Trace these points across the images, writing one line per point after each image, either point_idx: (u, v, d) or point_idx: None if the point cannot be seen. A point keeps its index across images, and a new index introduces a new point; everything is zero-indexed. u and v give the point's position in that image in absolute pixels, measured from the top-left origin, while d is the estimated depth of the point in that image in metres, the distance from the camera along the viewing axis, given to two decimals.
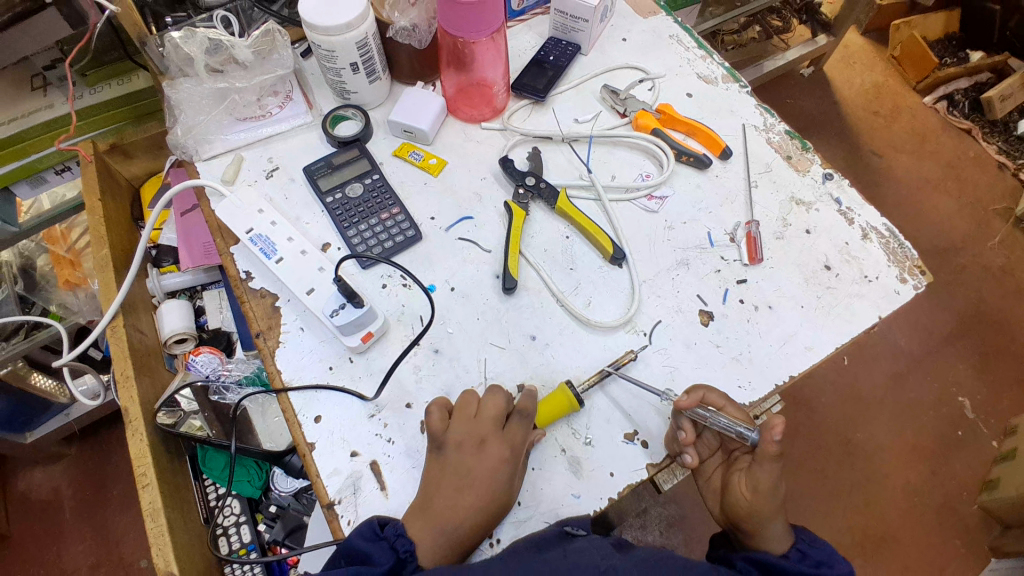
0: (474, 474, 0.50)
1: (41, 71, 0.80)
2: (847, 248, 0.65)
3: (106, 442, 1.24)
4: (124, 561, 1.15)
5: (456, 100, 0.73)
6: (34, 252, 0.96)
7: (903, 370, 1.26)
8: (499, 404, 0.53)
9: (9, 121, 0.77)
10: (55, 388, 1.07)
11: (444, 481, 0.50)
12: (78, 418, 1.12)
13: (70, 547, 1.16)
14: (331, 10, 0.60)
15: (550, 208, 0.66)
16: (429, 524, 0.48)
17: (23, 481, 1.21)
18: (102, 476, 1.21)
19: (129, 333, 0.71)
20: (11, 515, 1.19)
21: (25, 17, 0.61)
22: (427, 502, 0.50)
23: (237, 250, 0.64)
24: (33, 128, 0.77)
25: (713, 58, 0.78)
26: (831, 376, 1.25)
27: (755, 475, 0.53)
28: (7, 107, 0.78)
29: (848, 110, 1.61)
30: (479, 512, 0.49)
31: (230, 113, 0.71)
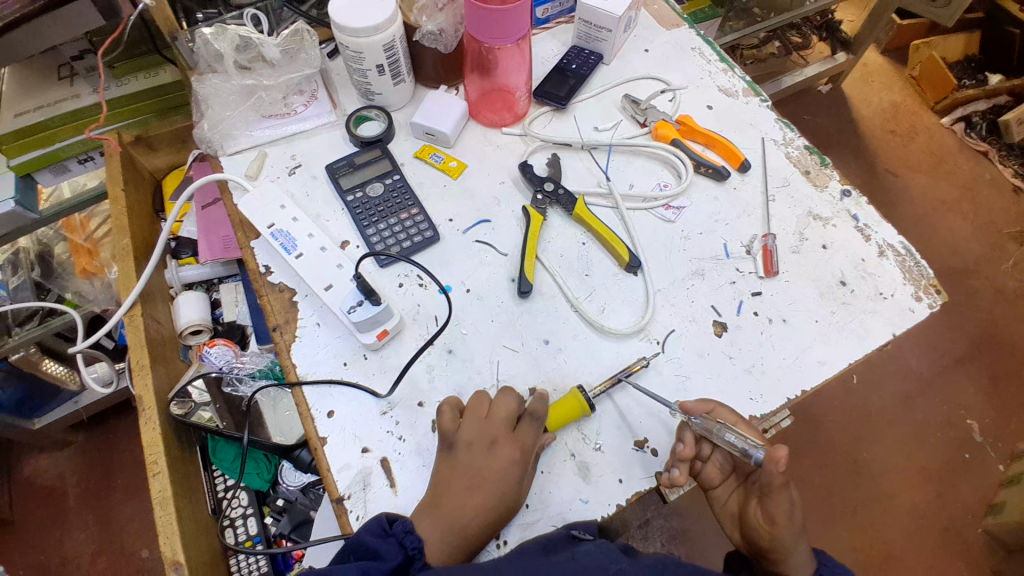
0: (484, 475, 0.50)
1: (68, 61, 0.82)
2: (864, 264, 0.65)
3: (114, 431, 1.25)
4: (126, 550, 1.15)
5: (478, 104, 0.74)
6: (53, 240, 0.99)
7: (913, 391, 1.25)
8: (509, 405, 0.54)
9: (36, 109, 0.79)
10: (65, 374, 1.09)
11: (455, 480, 0.50)
12: (87, 406, 1.13)
13: (73, 534, 1.17)
14: (362, 13, 0.61)
15: (568, 214, 0.66)
16: (439, 521, 0.49)
17: (29, 466, 1.23)
18: (108, 465, 1.23)
19: (147, 323, 0.72)
20: (17, 500, 1.20)
21: (56, 6, 0.62)
22: (437, 501, 0.50)
23: (257, 244, 0.65)
24: (58, 116, 0.79)
25: (735, 71, 0.78)
26: (840, 392, 1.25)
27: (771, 508, 0.53)
28: (34, 96, 0.81)
29: (866, 129, 1.61)
30: (489, 512, 0.49)
31: (256, 110, 0.72)
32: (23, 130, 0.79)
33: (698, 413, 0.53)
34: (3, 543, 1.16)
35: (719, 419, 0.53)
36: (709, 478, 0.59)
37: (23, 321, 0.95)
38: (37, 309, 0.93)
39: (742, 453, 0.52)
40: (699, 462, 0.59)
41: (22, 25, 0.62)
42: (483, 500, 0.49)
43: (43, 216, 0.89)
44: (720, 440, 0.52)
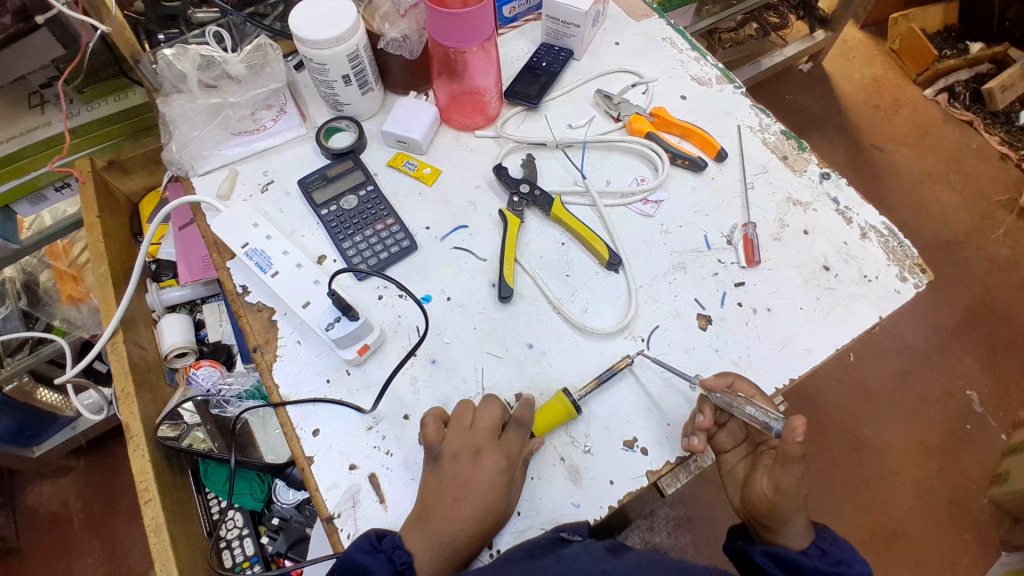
0: (471, 485, 0.50)
1: (38, 89, 0.81)
2: (847, 249, 0.64)
3: (114, 454, 1.25)
4: (134, 572, 1.16)
5: (449, 109, 0.73)
6: (37, 268, 0.98)
7: (911, 366, 1.25)
8: (490, 417, 0.53)
9: (9, 139, 0.78)
10: (60, 402, 1.07)
11: (443, 488, 0.50)
12: (85, 432, 1.13)
13: (79, 560, 1.16)
14: (323, 25, 0.60)
15: (546, 215, 0.65)
16: (426, 533, 0.48)
17: (31, 495, 1.22)
18: (111, 488, 1.22)
19: (129, 350, 0.71)
20: (22, 529, 1.19)
21: (18, 39, 0.63)
22: (425, 513, 0.49)
23: (234, 264, 0.64)
24: (33, 145, 0.78)
25: (707, 60, 0.78)
26: (837, 373, 1.24)
27: (778, 475, 0.53)
28: (7, 126, 0.79)
29: (849, 106, 1.60)
30: (480, 521, 0.49)
31: (224, 128, 0.71)
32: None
33: (719, 388, 0.54)
34: (10, 574, 1.16)
35: (739, 392, 0.54)
36: (721, 442, 0.59)
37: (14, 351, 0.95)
38: (26, 338, 0.93)
39: (763, 426, 0.53)
40: (715, 428, 0.59)
41: None
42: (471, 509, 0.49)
43: (26, 245, 0.89)
44: (741, 413, 0.54)
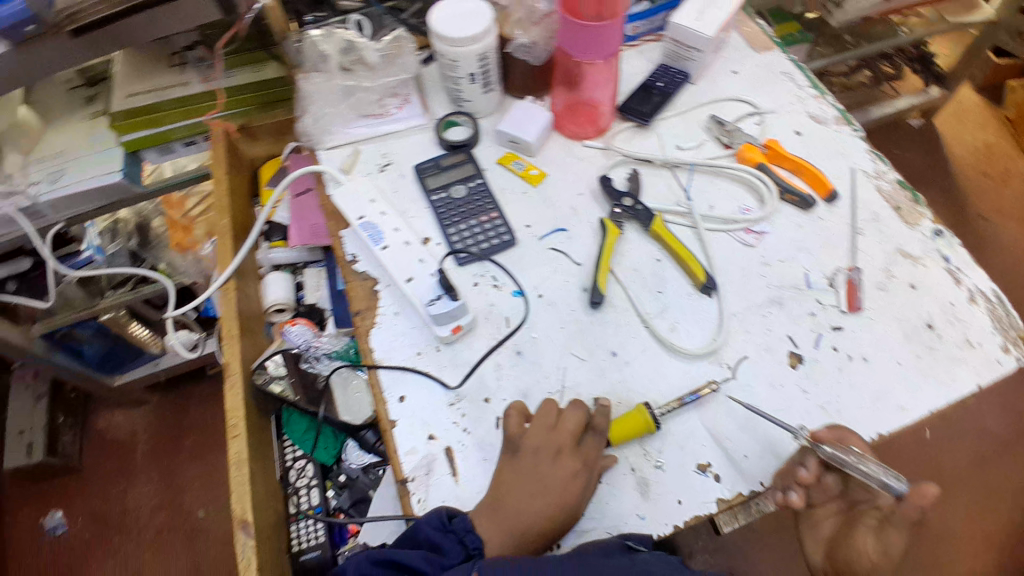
0: (547, 482, 0.52)
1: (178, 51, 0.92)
2: (953, 309, 0.62)
3: (184, 397, 1.36)
4: (183, 510, 1.25)
5: (562, 116, 0.75)
6: (151, 213, 1.14)
7: (988, 452, 1.17)
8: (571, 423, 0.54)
9: (149, 92, 0.89)
10: (149, 339, 1.23)
11: (521, 483, 0.52)
12: (165, 369, 1.27)
13: (136, 488, 1.27)
14: (461, 24, 0.64)
15: (645, 231, 0.67)
16: (498, 522, 0.51)
17: (104, 420, 1.35)
18: (176, 427, 1.33)
19: (239, 298, 0.78)
20: (85, 452, 1.31)
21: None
22: (500, 503, 0.52)
23: (346, 233, 0.69)
24: (169, 101, 0.88)
25: (827, 99, 0.77)
26: (907, 446, 1.18)
27: (887, 539, 0.56)
28: (145, 79, 0.90)
29: (956, 167, 1.53)
30: (548, 520, 0.51)
31: (354, 109, 0.76)
32: (137, 111, 0.87)
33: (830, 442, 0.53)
34: (74, 488, 1.28)
35: (852, 447, 0.53)
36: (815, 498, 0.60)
37: (117, 285, 1.08)
38: (132, 275, 1.06)
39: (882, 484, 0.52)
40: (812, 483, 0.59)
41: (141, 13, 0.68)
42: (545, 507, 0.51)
43: (148, 190, 1.00)
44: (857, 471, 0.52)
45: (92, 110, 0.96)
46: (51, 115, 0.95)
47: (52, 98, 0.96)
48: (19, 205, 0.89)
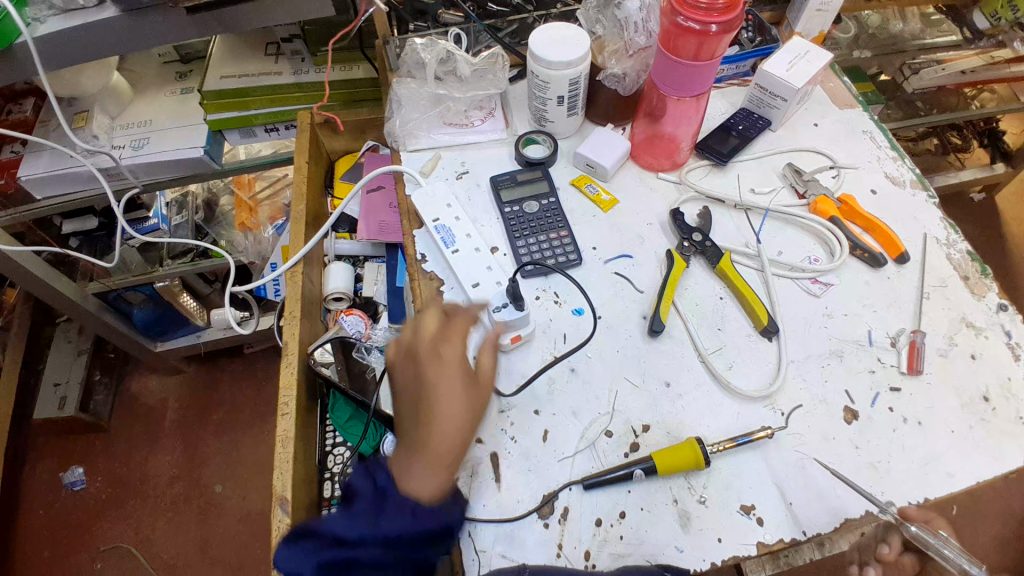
0: (425, 390, 0.50)
1: (275, 41, 0.99)
2: (1009, 384, 0.61)
3: (218, 372, 1.41)
4: (201, 483, 1.28)
5: (640, 147, 0.77)
6: (220, 191, 1.21)
7: (1013, 539, 1.14)
8: (441, 339, 0.51)
9: (241, 76, 0.96)
10: (196, 311, 1.27)
11: (417, 415, 0.50)
12: (205, 343, 1.32)
13: (158, 455, 1.31)
14: (562, 49, 0.67)
15: (711, 267, 0.67)
16: (421, 467, 0.49)
17: (137, 384, 1.39)
18: (206, 401, 1.37)
19: (304, 281, 0.81)
20: (114, 414, 1.36)
21: None
22: (416, 448, 0.50)
23: (419, 233, 0.71)
24: (260, 87, 0.95)
25: (905, 162, 0.77)
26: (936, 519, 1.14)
27: None
28: (240, 64, 0.97)
29: (1015, 249, 1.51)
30: (449, 451, 0.49)
31: (441, 118, 0.80)
32: (228, 94, 0.95)
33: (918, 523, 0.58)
34: (100, 447, 1.32)
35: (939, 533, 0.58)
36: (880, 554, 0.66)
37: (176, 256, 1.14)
38: (194, 248, 1.12)
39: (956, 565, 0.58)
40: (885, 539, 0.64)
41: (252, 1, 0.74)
42: (453, 433, 0.49)
43: (223, 168, 1.05)
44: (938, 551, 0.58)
45: (182, 85, 1.03)
46: (140, 86, 1.02)
47: (145, 70, 1.03)
48: (101, 165, 0.94)
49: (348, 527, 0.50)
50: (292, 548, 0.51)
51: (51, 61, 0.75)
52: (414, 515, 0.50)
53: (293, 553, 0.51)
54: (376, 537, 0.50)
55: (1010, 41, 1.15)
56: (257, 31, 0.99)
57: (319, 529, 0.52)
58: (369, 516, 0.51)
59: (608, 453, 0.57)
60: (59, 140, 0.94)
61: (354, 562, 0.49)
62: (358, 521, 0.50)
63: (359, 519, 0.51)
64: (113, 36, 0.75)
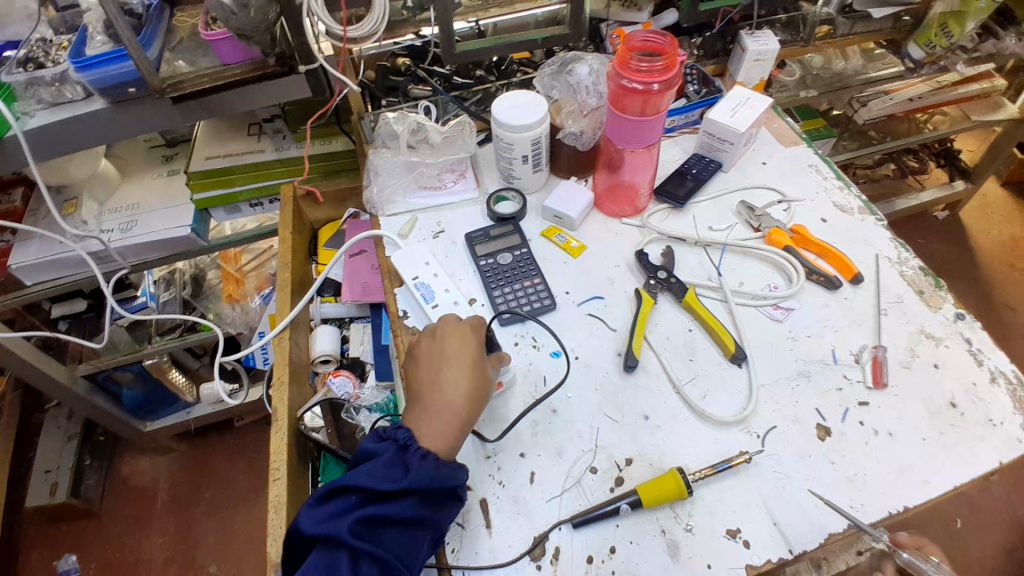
0: (442, 356, 0.61)
1: (258, 123, 1.05)
2: (974, 389, 0.64)
3: (211, 446, 1.40)
4: (195, 564, 1.24)
5: (603, 196, 0.82)
6: (207, 265, 1.26)
7: (1017, 541, 1.17)
8: (457, 327, 0.63)
9: (227, 156, 1.01)
10: (185, 387, 1.29)
11: (434, 383, 0.59)
12: (195, 418, 1.32)
13: (152, 537, 1.28)
14: (520, 114, 0.73)
15: (678, 301, 0.71)
16: (436, 423, 0.56)
17: (128, 465, 1.37)
18: (199, 477, 1.36)
19: (290, 346, 0.84)
20: (107, 496, 1.33)
21: (269, 76, 0.79)
22: (432, 408, 0.57)
23: (399, 291, 0.75)
24: (244, 166, 1.00)
25: (851, 190, 0.82)
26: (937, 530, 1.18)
27: None
28: (224, 145, 1.03)
29: (984, 261, 1.58)
30: (460, 405, 0.57)
31: (416, 182, 0.85)
32: (213, 173, 1.00)
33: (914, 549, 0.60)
34: (90, 533, 1.29)
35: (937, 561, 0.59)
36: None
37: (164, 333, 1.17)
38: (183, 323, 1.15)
39: None
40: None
41: (236, 87, 0.79)
42: (464, 393, 0.58)
43: (210, 244, 1.09)
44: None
45: (170, 167, 1.08)
46: (128, 171, 1.07)
47: (133, 155, 1.09)
48: (92, 249, 0.97)
49: (379, 481, 0.52)
50: (317, 512, 0.52)
51: (41, 152, 0.79)
52: (436, 467, 0.53)
53: (319, 515, 0.51)
54: (406, 489, 0.52)
55: (951, 65, 1.21)
56: (241, 114, 1.06)
57: (343, 489, 0.53)
58: (398, 469, 0.53)
59: (594, 490, 0.58)
60: (49, 227, 0.97)
61: (384, 515, 0.51)
62: (389, 474, 0.52)
63: (389, 472, 0.53)
64: (104, 127, 0.80)
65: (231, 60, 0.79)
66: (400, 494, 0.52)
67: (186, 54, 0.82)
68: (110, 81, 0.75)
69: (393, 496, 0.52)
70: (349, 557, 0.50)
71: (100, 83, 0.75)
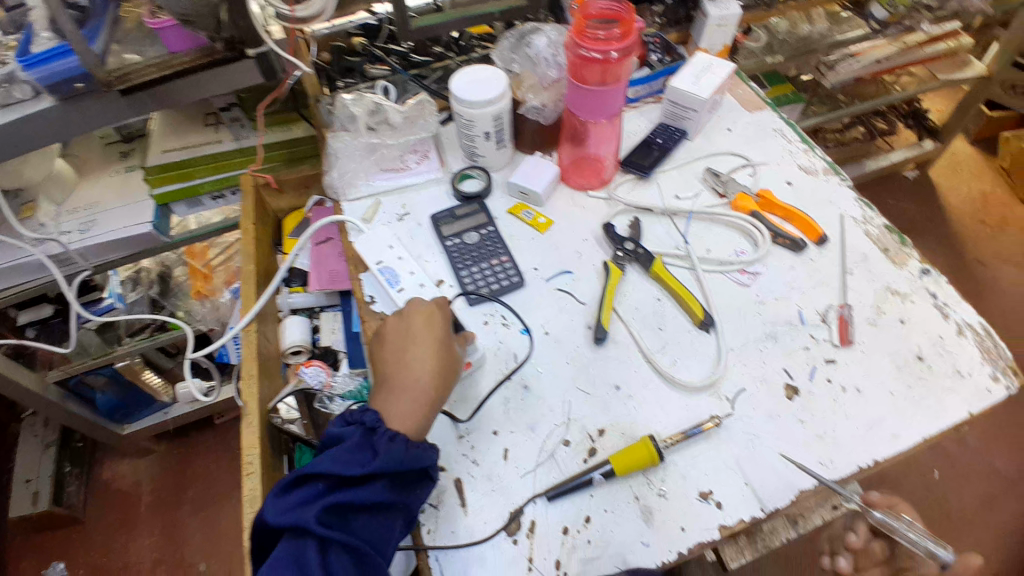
0: (408, 336, 0.60)
1: (215, 112, 1.01)
2: (942, 342, 0.65)
3: (191, 445, 1.37)
4: (185, 563, 1.23)
5: (568, 169, 0.81)
6: (174, 262, 1.21)
7: (992, 487, 1.22)
8: (420, 305, 0.62)
9: (184, 148, 0.97)
10: (162, 387, 1.27)
11: (400, 364, 0.59)
12: (174, 417, 1.30)
13: (138, 540, 1.26)
14: (478, 89, 0.71)
15: (646, 271, 0.71)
16: (403, 403, 0.56)
17: (106, 470, 1.35)
18: (182, 477, 1.33)
19: (258, 339, 0.82)
20: (89, 501, 1.31)
21: (220, 64, 0.76)
22: (399, 388, 0.57)
23: (364, 276, 0.74)
24: (202, 158, 0.96)
25: (815, 152, 0.83)
26: (918, 482, 1.23)
27: None
28: (181, 137, 0.99)
29: (955, 219, 1.61)
30: (427, 384, 0.57)
31: (377, 164, 0.83)
32: (171, 166, 0.96)
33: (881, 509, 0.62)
34: (72, 541, 1.26)
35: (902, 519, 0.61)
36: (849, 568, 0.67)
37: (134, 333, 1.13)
38: (152, 322, 1.12)
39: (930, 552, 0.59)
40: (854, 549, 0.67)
41: (186, 76, 0.76)
42: (430, 371, 0.57)
43: (173, 241, 1.05)
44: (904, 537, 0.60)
45: (127, 164, 1.04)
46: (86, 170, 1.03)
47: (89, 154, 1.04)
48: (51, 252, 0.94)
49: (346, 466, 0.51)
50: (283, 501, 0.51)
51: None
52: (405, 449, 0.52)
53: (284, 505, 0.50)
54: (374, 473, 0.51)
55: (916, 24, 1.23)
56: (195, 104, 1.02)
57: (310, 478, 0.52)
58: (365, 453, 0.52)
59: (568, 462, 0.58)
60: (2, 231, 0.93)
61: (353, 500, 0.50)
62: (356, 458, 0.52)
63: (356, 457, 0.52)
64: (51, 126, 0.76)
65: (179, 49, 0.75)
66: (368, 478, 0.52)
67: (134, 45, 0.76)
68: (56, 79, 0.71)
69: (362, 481, 0.51)
70: (318, 544, 0.48)
71: (47, 81, 0.70)
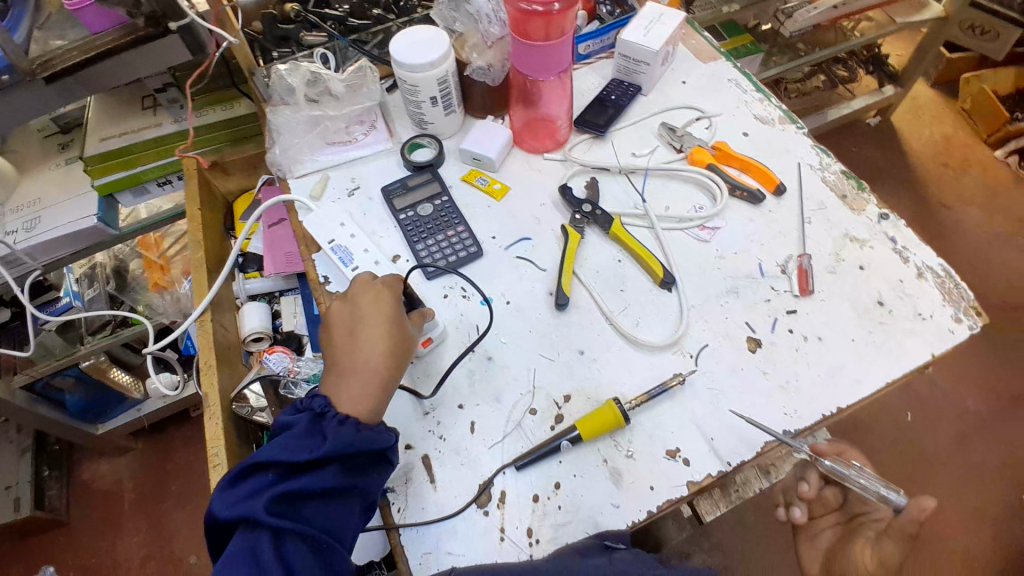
0: (357, 317, 0.58)
1: (151, 94, 0.95)
2: (901, 286, 0.65)
3: (166, 440, 1.34)
4: (175, 558, 1.22)
5: (522, 132, 0.79)
6: (128, 256, 1.16)
7: (963, 427, 1.26)
8: (370, 284, 0.60)
9: (122, 134, 0.92)
10: (132, 383, 1.24)
11: (350, 346, 0.57)
12: (147, 414, 1.27)
13: (126, 538, 1.24)
14: (419, 51, 0.68)
15: (605, 233, 0.70)
16: (355, 385, 0.54)
17: (81, 472, 1.32)
18: (162, 472, 1.31)
19: (214, 328, 0.79)
20: (73, 501, 1.29)
21: (145, 40, 0.71)
22: (350, 370, 0.55)
23: (317, 256, 0.71)
24: (141, 143, 0.91)
25: (771, 101, 0.81)
26: (891, 426, 1.27)
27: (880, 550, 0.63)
28: (120, 122, 0.93)
29: (918, 163, 1.63)
30: (378, 364, 0.55)
31: (323, 138, 0.79)
32: (113, 154, 0.90)
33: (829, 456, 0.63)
34: (53, 545, 1.24)
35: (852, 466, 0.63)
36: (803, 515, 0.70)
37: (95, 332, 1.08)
38: (111, 319, 1.07)
39: (880, 495, 0.61)
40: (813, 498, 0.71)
41: (111, 56, 0.70)
42: (381, 351, 0.55)
43: (122, 233, 1.00)
44: (856, 483, 0.62)
45: (65, 156, 0.98)
46: (26, 167, 0.98)
47: (29, 148, 0.99)
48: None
49: (293, 453, 0.50)
50: (231, 494, 0.49)
51: None
52: (356, 431, 0.51)
53: (232, 497, 0.49)
54: (324, 458, 0.50)
55: None
56: (129, 87, 0.96)
57: (258, 468, 0.50)
58: (314, 439, 0.51)
59: (535, 430, 0.58)
60: None
61: (305, 487, 0.49)
62: (304, 445, 0.50)
63: (304, 443, 0.51)
64: None
65: (100, 28, 0.71)
66: (319, 464, 0.50)
67: (57, 29, 0.74)
68: None
69: (312, 467, 0.50)
70: (271, 535, 0.47)
71: None
